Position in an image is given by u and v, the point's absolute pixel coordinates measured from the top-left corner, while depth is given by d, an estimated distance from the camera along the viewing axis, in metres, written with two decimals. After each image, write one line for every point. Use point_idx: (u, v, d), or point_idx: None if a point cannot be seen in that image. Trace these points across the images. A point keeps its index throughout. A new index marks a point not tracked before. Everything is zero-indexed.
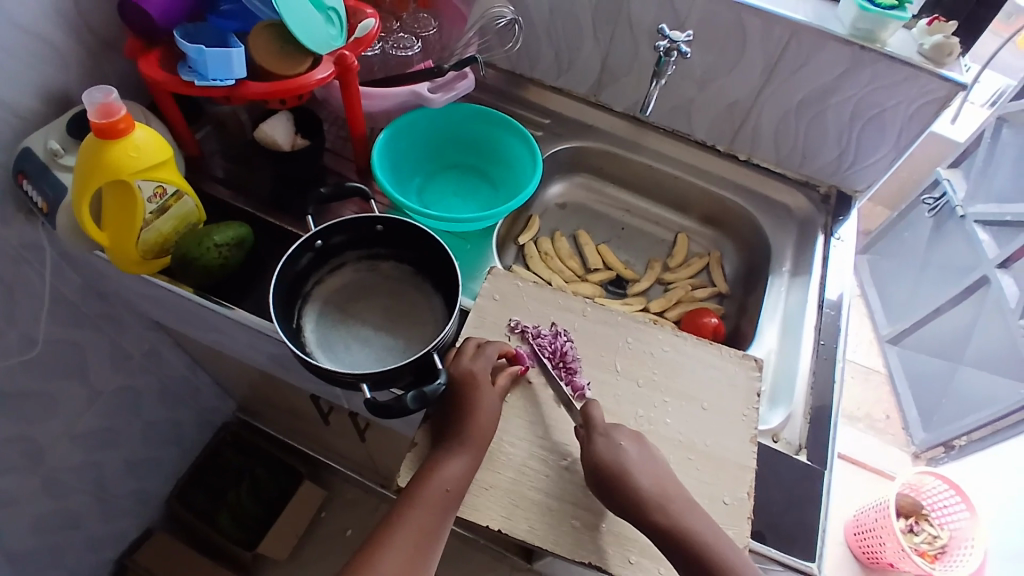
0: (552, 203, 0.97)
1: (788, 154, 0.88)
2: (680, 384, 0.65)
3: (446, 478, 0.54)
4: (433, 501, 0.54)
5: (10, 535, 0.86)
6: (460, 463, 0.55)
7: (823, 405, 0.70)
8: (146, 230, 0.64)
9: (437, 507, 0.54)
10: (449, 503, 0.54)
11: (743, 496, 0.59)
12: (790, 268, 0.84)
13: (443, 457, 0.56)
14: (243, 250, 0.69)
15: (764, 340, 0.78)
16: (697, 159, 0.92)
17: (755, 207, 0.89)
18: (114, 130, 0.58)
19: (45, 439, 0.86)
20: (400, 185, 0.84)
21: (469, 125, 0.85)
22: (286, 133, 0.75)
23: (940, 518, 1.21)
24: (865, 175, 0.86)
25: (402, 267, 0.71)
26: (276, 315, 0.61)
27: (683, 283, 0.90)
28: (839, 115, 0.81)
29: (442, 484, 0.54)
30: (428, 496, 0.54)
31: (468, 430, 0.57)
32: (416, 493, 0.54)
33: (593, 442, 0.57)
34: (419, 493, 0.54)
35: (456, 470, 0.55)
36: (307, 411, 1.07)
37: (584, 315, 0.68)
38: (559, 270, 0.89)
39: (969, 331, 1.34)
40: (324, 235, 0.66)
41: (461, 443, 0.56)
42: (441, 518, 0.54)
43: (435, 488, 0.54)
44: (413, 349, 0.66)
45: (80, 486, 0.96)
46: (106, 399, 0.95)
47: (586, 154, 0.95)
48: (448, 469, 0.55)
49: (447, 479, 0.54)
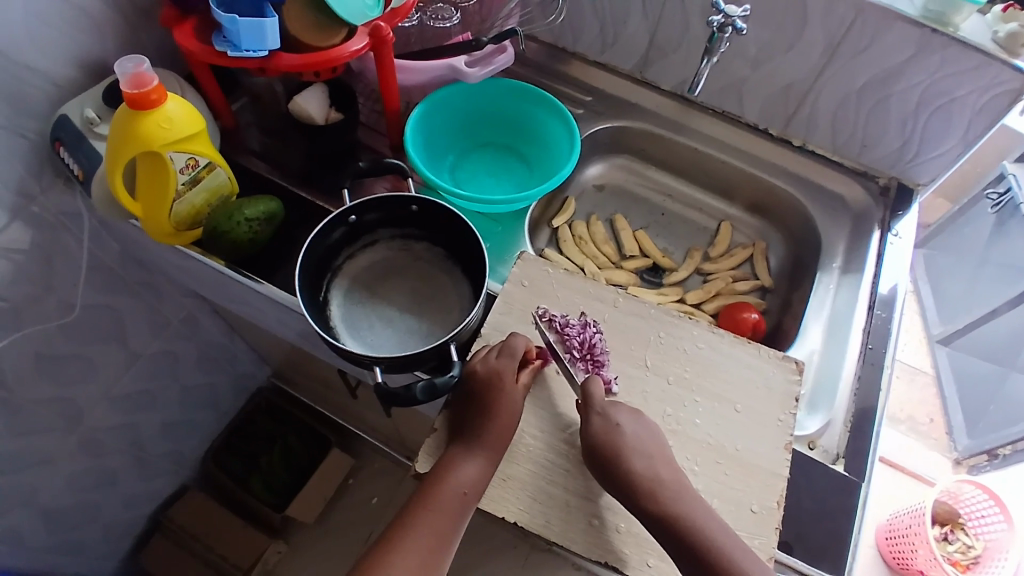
0: (590, 184, 0.94)
1: (847, 142, 0.82)
2: (713, 384, 0.62)
3: (462, 481, 0.53)
4: (447, 503, 0.53)
5: (48, 488, 0.91)
6: (478, 467, 0.54)
7: (865, 414, 0.66)
8: (179, 202, 0.64)
9: (439, 512, 0.53)
10: (464, 507, 0.53)
11: (772, 505, 0.57)
12: (841, 264, 0.79)
13: (460, 459, 0.54)
14: (273, 225, 0.68)
15: (807, 340, 0.73)
16: (747, 143, 0.87)
17: (806, 197, 0.84)
18: (147, 102, 0.59)
19: (82, 399, 0.90)
20: (433, 163, 0.82)
21: (506, 102, 0.82)
22: (321, 107, 0.74)
23: (976, 527, 1.15)
24: (929, 167, 0.80)
25: (434, 249, 0.70)
26: (300, 290, 0.60)
27: (723, 274, 0.86)
28: (903, 102, 0.74)
29: (459, 487, 0.53)
30: (445, 499, 0.53)
31: (489, 424, 0.55)
32: (430, 495, 0.54)
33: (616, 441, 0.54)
34: (436, 496, 0.53)
35: (472, 473, 0.54)
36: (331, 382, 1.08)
37: (615, 306, 0.66)
38: (592, 255, 0.86)
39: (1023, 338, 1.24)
40: (358, 211, 0.65)
41: (477, 449, 0.55)
42: (458, 520, 0.53)
43: (453, 491, 0.53)
44: (436, 335, 0.65)
45: (116, 445, 1.00)
46: (143, 362, 0.98)
47: (627, 135, 0.90)
48: (466, 473, 0.54)
49: (464, 482, 0.53)
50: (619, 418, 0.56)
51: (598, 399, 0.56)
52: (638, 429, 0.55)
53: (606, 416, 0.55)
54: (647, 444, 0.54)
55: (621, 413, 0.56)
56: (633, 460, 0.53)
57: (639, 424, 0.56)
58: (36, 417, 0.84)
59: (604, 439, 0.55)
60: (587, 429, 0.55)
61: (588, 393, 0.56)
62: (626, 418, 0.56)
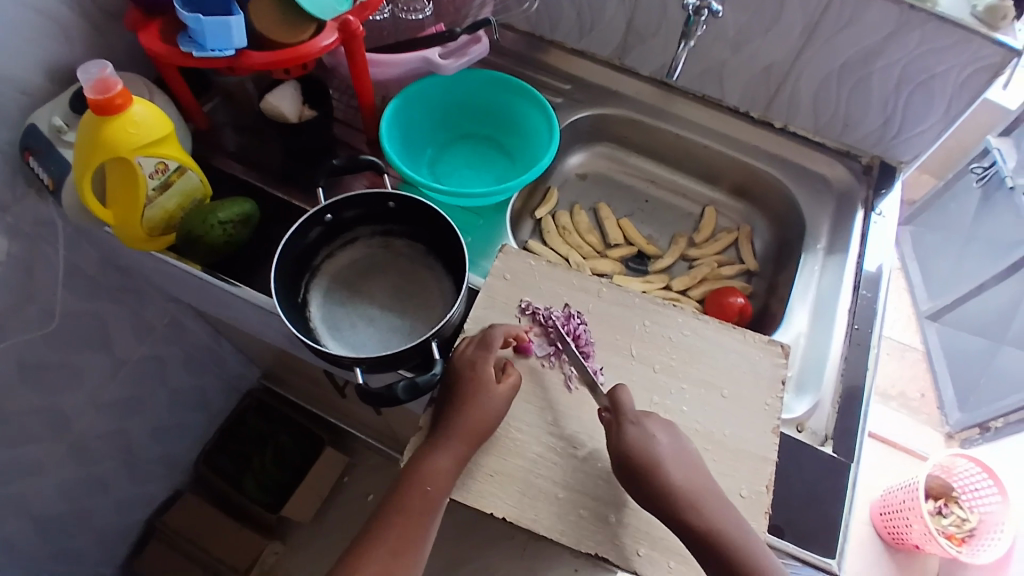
0: (572, 173, 0.93)
1: (828, 122, 0.82)
2: (700, 370, 0.62)
3: (428, 476, 0.53)
4: (414, 499, 0.53)
5: (39, 500, 0.89)
6: (443, 461, 0.53)
7: (853, 394, 0.66)
8: (150, 207, 0.63)
9: (417, 510, 0.53)
10: (429, 501, 0.53)
11: (761, 490, 0.57)
12: (825, 245, 0.78)
13: (427, 454, 0.54)
14: (249, 227, 0.67)
15: (793, 323, 0.73)
16: (729, 126, 0.86)
17: (789, 179, 0.83)
18: (113, 107, 0.57)
19: (69, 408, 0.88)
20: (412, 158, 0.81)
21: (485, 94, 0.81)
22: (294, 105, 0.73)
23: (970, 500, 1.16)
24: (912, 144, 0.79)
25: (415, 245, 0.69)
26: (276, 290, 0.59)
27: (708, 259, 0.86)
28: (884, 80, 0.74)
29: (423, 481, 0.53)
30: (411, 494, 0.53)
31: (467, 422, 0.54)
32: (406, 492, 0.53)
33: (621, 442, 0.54)
34: (404, 491, 0.53)
35: (437, 468, 0.53)
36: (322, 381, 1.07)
37: (599, 296, 0.66)
38: (577, 245, 0.85)
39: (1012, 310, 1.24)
40: (334, 208, 0.64)
41: (459, 446, 0.54)
42: (424, 514, 0.53)
43: (416, 486, 0.53)
44: (419, 332, 0.64)
45: (107, 454, 0.99)
46: (129, 369, 0.97)
47: (608, 122, 0.89)
48: (431, 467, 0.53)
49: (428, 477, 0.53)
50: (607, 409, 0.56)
51: (631, 411, 0.55)
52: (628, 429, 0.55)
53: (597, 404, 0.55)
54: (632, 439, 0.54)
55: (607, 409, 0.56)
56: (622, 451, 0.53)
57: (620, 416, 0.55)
58: (22, 428, 0.82)
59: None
60: (620, 437, 0.54)
61: (617, 400, 0.56)
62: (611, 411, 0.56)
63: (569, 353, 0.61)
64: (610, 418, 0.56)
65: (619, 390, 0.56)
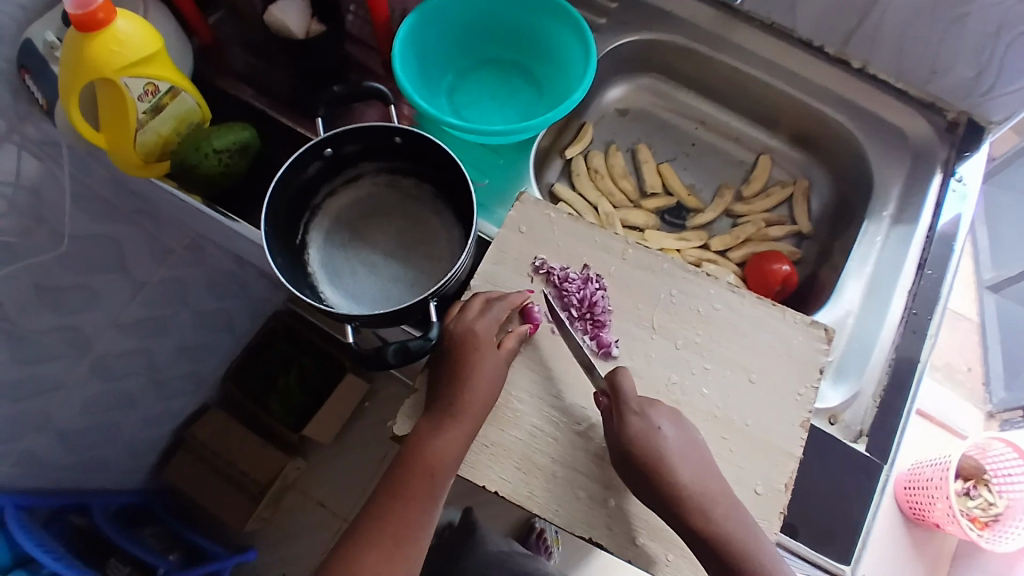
0: (611, 108, 0.83)
1: (913, 67, 0.69)
2: (727, 350, 0.56)
3: (434, 458, 0.50)
4: (418, 478, 0.51)
5: (66, 411, 0.93)
6: (451, 439, 0.50)
7: (899, 388, 0.59)
8: (143, 132, 0.58)
9: (422, 490, 0.51)
10: (436, 482, 0.51)
11: (780, 488, 0.52)
12: (893, 212, 0.68)
13: (433, 431, 0.51)
14: (248, 156, 0.63)
15: (843, 298, 0.65)
16: (796, 63, 0.73)
17: (861, 130, 0.72)
18: (95, 23, 0.52)
19: (90, 327, 0.90)
20: (429, 84, 0.72)
21: (514, 11, 0.70)
22: (300, 18, 0.66)
23: (1001, 485, 1.05)
24: (1005, 103, 0.66)
25: (423, 186, 0.62)
26: (267, 233, 0.55)
27: (755, 218, 0.76)
28: (982, 23, 0.61)
29: (430, 465, 0.50)
30: (415, 474, 0.51)
31: (466, 395, 0.51)
32: (406, 469, 0.52)
33: (621, 431, 0.50)
34: (409, 470, 0.51)
35: (444, 449, 0.50)
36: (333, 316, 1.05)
37: (623, 258, 0.59)
38: (608, 192, 0.77)
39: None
40: (334, 143, 0.58)
41: (452, 418, 0.51)
42: (430, 492, 0.52)
43: (424, 468, 0.51)
44: (422, 284, 0.60)
45: (131, 371, 1.02)
46: (148, 291, 0.96)
47: (657, 50, 0.78)
48: (437, 447, 0.50)
49: (435, 460, 0.50)
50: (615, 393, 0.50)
51: (630, 396, 0.51)
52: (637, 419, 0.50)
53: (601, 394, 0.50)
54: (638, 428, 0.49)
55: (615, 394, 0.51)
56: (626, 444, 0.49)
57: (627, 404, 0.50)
58: (45, 345, 0.84)
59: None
60: (622, 430, 0.50)
61: (617, 386, 0.51)
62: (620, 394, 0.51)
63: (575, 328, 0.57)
64: (607, 405, 0.52)
65: (619, 373, 0.52)
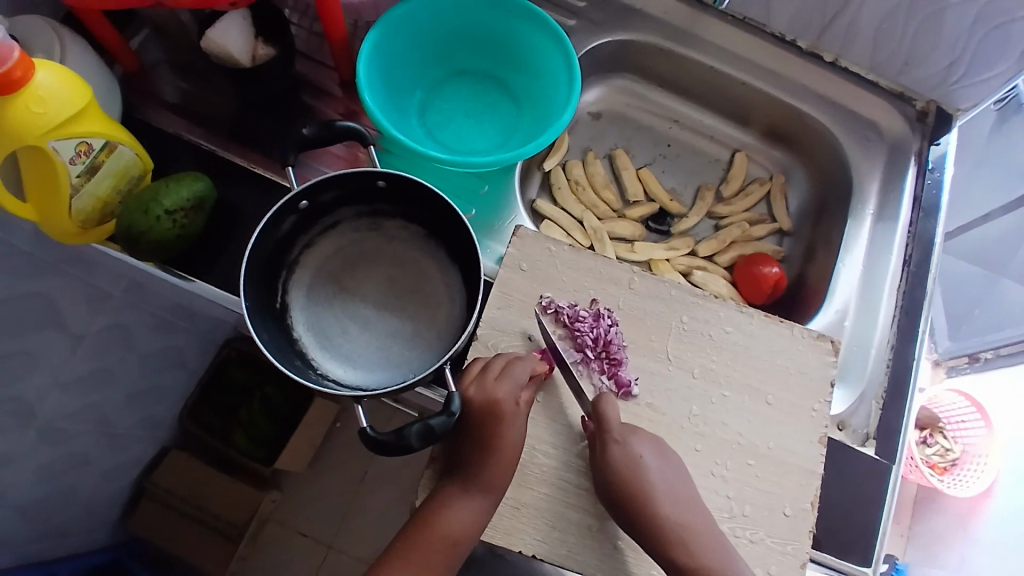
0: (584, 112, 0.80)
1: (887, 59, 0.69)
2: (742, 374, 0.56)
3: (454, 527, 0.48)
4: (437, 549, 0.49)
5: (16, 487, 0.83)
6: (474, 508, 0.48)
7: (898, 388, 0.61)
8: (78, 198, 0.50)
9: (439, 560, 0.49)
10: (455, 552, 0.49)
11: (806, 507, 0.53)
12: (875, 208, 0.69)
13: (455, 498, 0.49)
14: (205, 211, 0.55)
15: (835, 299, 0.66)
16: (772, 59, 0.73)
17: (837, 126, 0.72)
18: (12, 82, 0.45)
19: (31, 393, 0.80)
20: (398, 106, 0.66)
21: (485, 19, 0.65)
22: (243, 40, 0.57)
23: (955, 431, 1.16)
24: (974, 91, 0.69)
25: (410, 228, 0.57)
26: (247, 305, 0.49)
27: (738, 219, 0.76)
28: (961, 19, 0.61)
29: (449, 534, 0.48)
30: (432, 544, 0.49)
31: (489, 464, 0.49)
32: (421, 536, 0.49)
33: (624, 477, 0.49)
34: (424, 537, 0.49)
35: (464, 518, 0.48)
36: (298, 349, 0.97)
37: (630, 288, 0.57)
38: (592, 205, 0.75)
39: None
40: (310, 194, 0.52)
41: (478, 485, 0.49)
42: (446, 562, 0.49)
43: (442, 537, 0.48)
44: (423, 337, 0.55)
45: (83, 428, 0.92)
46: (89, 343, 0.86)
47: (630, 50, 0.75)
48: (459, 515, 0.48)
49: (455, 530, 0.48)
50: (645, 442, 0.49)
51: (613, 421, 0.50)
52: (671, 467, 0.50)
53: (632, 451, 0.49)
54: (671, 475, 0.49)
55: (644, 441, 0.50)
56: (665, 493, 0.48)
57: (652, 450, 0.50)
58: None
59: (629, 470, 0.48)
60: (620, 472, 0.49)
61: (600, 411, 0.50)
62: (647, 445, 0.50)
63: (590, 374, 0.54)
64: (593, 430, 0.51)
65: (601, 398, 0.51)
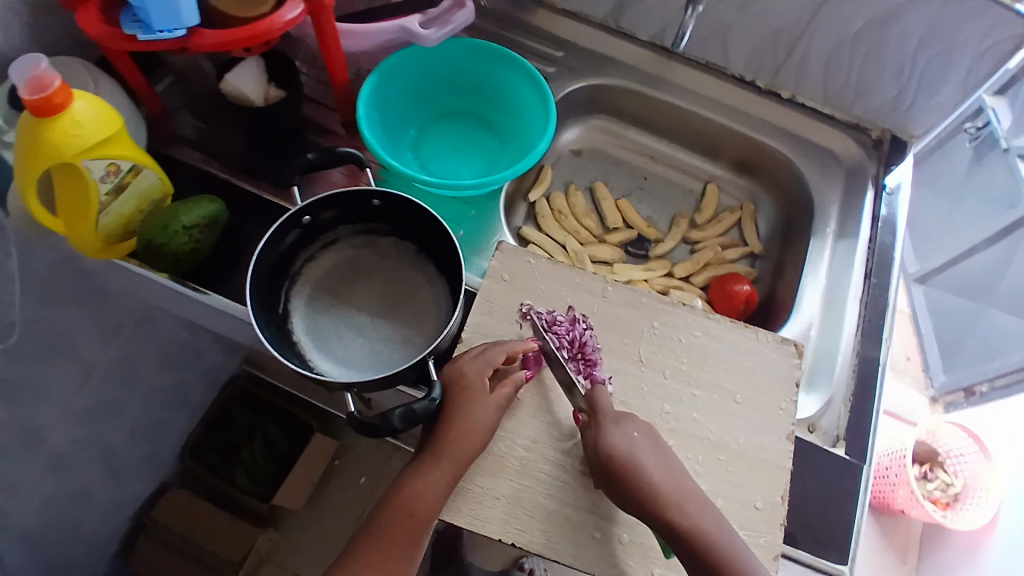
0: (566, 150, 0.87)
1: (838, 92, 0.77)
2: (712, 375, 0.59)
3: (415, 500, 0.50)
4: (399, 522, 0.50)
5: (21, 515, 0.84)
6: (436, 481, 0.50)
7: (866, 391, 0.64)
8: (105, 214, 0.57)
9: (402, 536, 0.50)
10: (416, 526, 0.50)
11: (777, 500, 0.55)
12: (835, 228, 0.75)
13: (417, 473, 0.51)
14: (217, 230, 0.61)
15: (803, 310, 0.70)
16: (734, 96, 0.80)
17: (797, 156, 0.79)
18: (52, 107, 0.52)
19: (43, 418, 0.83)
20: (393, 141, 0.73)
21: (471, 65, 0.73)
22: (256, 85, 0.65)
23: (954, 464, 1.14)
24: (926, 116, 0.75)
25: (403, 245, 0.63)
26: (252, 306, 0.54)
27: (711, 243, 0.81)
28: (901, 49, 0.69)
29: (410, 506, 0.50)
30: (397, 520, 0.50)
31: (448, 440, 0.51)
32: (388, 511, 0.51)
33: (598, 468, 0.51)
34: (389, 512, 0.51)
35: (425, 489, 0.50)
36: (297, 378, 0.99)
37: (605, 296, 0.62)
38: (574, 230, 0.80)
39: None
40: (313, 210, 0.58)
41: (436, 457, 0.51)
42: (411, 539, 0.51)
43: (403, 511, 0.50)
44: (413, 344, 0.60)
45: (88, 458, 0.94)
46: (101, 370, 0.90)
47: (605, 94, 0.83)
48: (418, 490, 0.50)
49: (415, 502, 0.50)
50: (637, 439, 0.52)
51: (606, 409, 0.53)
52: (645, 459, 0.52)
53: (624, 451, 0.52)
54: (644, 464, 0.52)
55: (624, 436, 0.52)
56: (648, 487, 0.50)
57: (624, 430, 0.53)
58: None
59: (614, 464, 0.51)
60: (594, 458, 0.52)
61: (595, 401, 0.54)
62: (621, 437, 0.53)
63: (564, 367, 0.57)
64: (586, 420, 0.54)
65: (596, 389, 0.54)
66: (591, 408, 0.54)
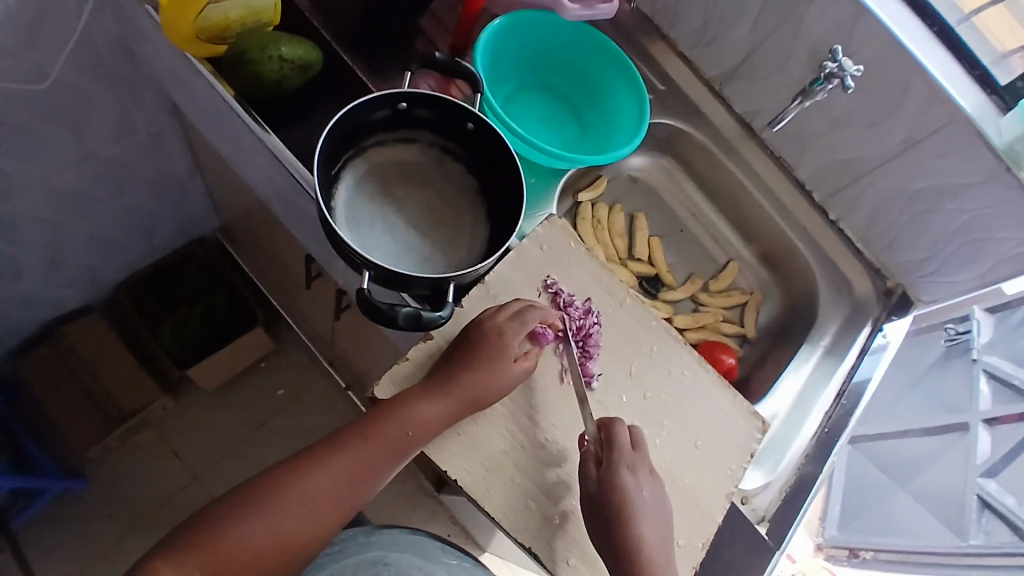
0: (626, 172, 0.90)
1: (876, 235, 0.83)
2: (685, 413, 0.62)
3: (415, 424, 0.53)
4: (393, 439, 0.53)
5: None
6: (438, 414, 0.53)
7: (798, 492, 0.68)
8: (211, 7, 0.57)
9: (388, 450, 0.53)
10: (406, 446, 0.53)
11: (697, 546, 0.58)
12: (827, 344, 0.80)
13: (422, 399, 0.53)
14: (305, 76, 0.61)
15: (773, 401, 0.75)
16: (788, 196, 0.86)
17: (820, 272, 0.84)
18: None
19: (18, 178, 0.79)
20: (490, 84, 0.75)
21: (589, 55, 0.76)
22: None
23: None
24: (936, 289, 0.82)
25: (467, 176, 0.64)
26: (320, 153, 0.54)
27: (715, 310, 0.85)
28: (944, 222, 0.75)
29: (409, 427, 0.53)
30: (390, 434, 0.53)
31: (466, 386, 0.54)
32: (383, 421, 0.53)
33: None
34: (384, 426, 0.53)
35: (427, 419, 0.53)
36: (273, 265, 0.96)
37: (621, 304, 0.63)
38: (604, 243, 0.83)
39: (961, 496, 1.14)
40: (411, 100, 0.59)
41: (448, 396, 0.53)
42: (393, 456, 0.53)
43: (400, 430, 0.53)
44: (437, 264, 0.60)
45: (36, 241, 0.89)
46: (93, 164, 0.86)
47: (682, 141, 0.88)
48: (420, 417, 0.53)
49: (414, 426, 0.53)
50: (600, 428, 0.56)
51: (612, 426, 0.56)
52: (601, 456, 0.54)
53: None
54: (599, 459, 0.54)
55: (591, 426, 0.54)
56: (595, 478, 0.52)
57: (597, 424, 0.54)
58: None
59: None
60: None
61: (608, 420, 0.56)
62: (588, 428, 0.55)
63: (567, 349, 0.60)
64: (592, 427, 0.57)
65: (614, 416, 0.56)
66: (603, 428, 0.56)
